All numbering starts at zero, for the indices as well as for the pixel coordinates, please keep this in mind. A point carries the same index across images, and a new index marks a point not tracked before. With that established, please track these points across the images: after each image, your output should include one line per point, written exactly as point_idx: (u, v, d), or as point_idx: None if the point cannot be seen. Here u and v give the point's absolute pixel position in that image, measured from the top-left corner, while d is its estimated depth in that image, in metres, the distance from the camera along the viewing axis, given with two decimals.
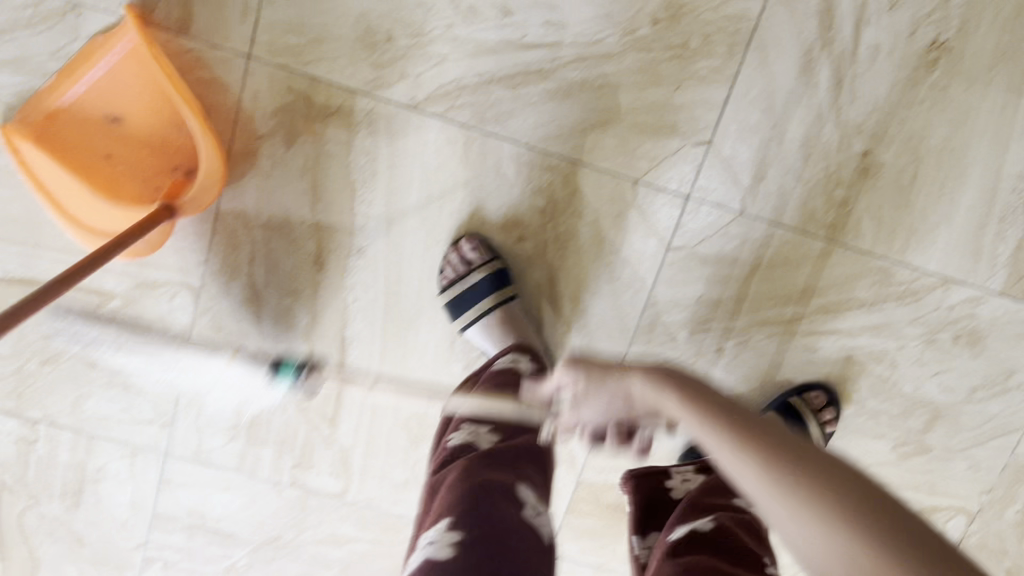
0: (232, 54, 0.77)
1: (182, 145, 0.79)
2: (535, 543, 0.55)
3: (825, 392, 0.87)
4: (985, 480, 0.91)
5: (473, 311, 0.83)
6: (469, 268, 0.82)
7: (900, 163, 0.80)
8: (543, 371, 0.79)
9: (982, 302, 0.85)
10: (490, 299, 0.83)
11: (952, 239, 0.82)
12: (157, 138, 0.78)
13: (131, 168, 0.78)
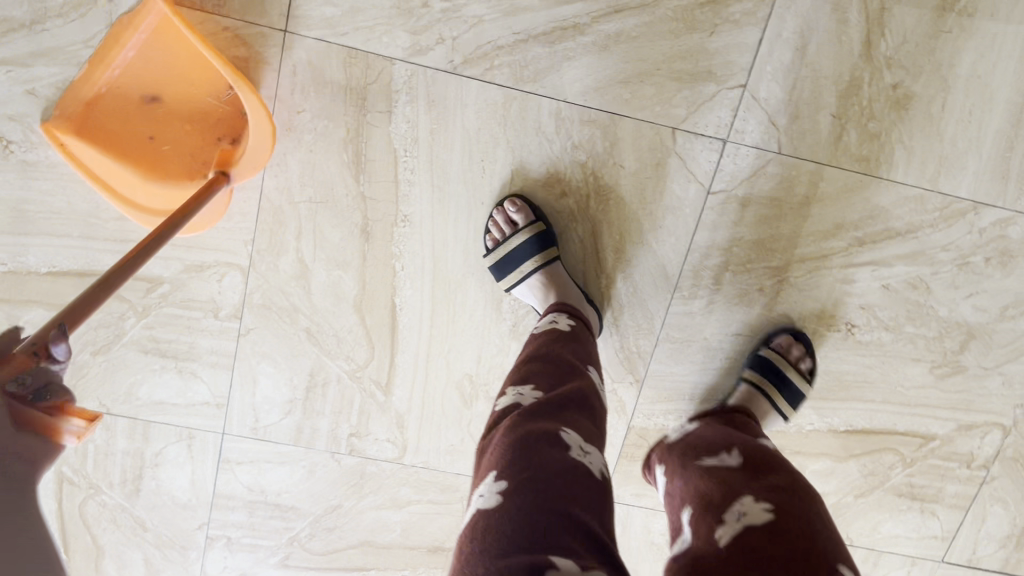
0: (269, 29, 0.78)
1: (223, 112, 0.80)
2: (589, 483, 0.51)
3: (787, 330, 0.89)
4: (1018, 393, 0.95)
5: (518, 272, 0.84)
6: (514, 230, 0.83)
7: (930, 93, 0.82)
8: (581, 325, 0.77)
9: (1012, 223, 0.88)
10: (535, 260, 0.83)
11: (982, 164, 0.85)
12: (199, 108, 0.79)
13: (178, 144, 0.79)
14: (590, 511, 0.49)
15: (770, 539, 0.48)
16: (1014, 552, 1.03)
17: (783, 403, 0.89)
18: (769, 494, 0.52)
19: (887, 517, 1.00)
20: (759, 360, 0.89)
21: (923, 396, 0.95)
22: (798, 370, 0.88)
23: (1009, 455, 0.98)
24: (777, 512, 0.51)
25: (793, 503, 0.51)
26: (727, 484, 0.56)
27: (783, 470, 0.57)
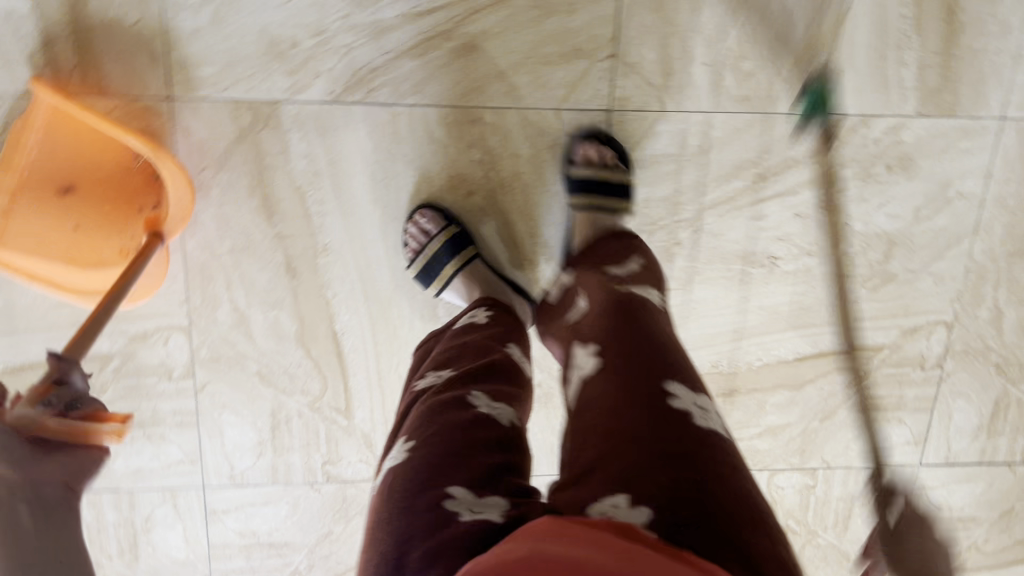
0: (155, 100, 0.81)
1: (133, 184, 0.86)
2: (494, 428, 0.56)
3: (591, 141, 0.84)
4: (952, 288, 0.98)
5: (443, 276, 0.87)
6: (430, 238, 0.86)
7: (792, 23, 0.85)
8: (499, 312, 0.81)
9: (904, 128, 0.90)
10: (456, 261, 0.87)
11: (860, 79, 0.88)
12: (111, 186, 0.85)
13: (100, 227, 0.84)
14: (488, 442, 0.54)
15: (608, 386, 0.55)
16: (987, 440, 1.05)
17: (623, 204, 0.85)
18: (605, 341, 0.59)
19: (857, 433, 1.03)
20: (576, 180, 0.85)
21: (862, 311, 0.97)
22: (613, 170, 0.83)
23: (959, 350, 1.00)
24: (610, 356, 0.57)
25: (624, 342, 0.58)
26: (578, 344, 0.63)
27: (622, 306, 0.62)
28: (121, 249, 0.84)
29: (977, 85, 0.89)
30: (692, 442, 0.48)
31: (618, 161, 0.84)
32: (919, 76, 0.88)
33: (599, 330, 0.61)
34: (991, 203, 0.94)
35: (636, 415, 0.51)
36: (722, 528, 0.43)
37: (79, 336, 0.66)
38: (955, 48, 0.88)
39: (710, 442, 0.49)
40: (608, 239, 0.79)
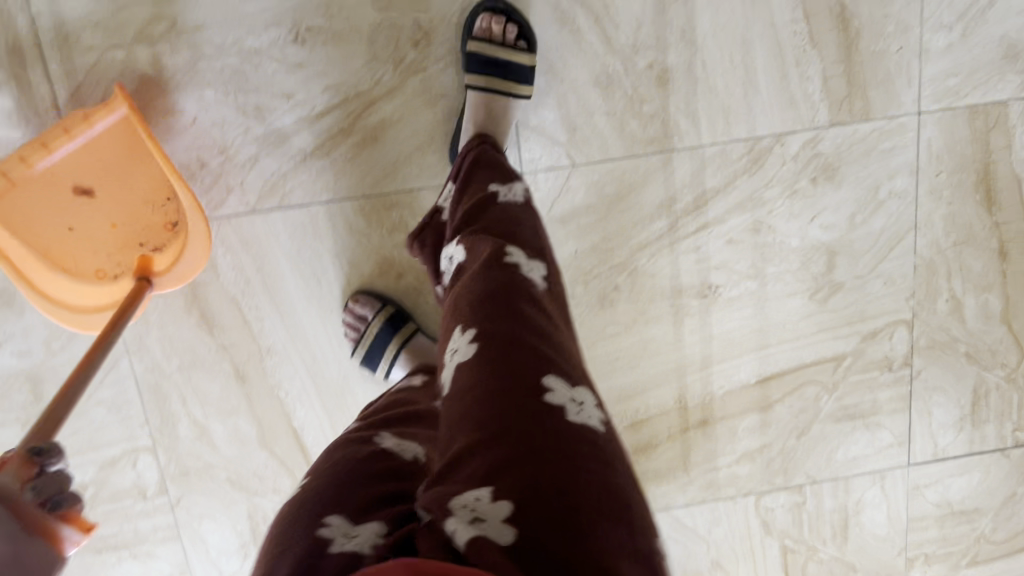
0: None
1: (152, 221, 0.84)
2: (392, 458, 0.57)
3: (488, 12, 0.81)
4: (905, 287, 0.96)
5: (388, 356, 0.88)
6: (368, 322, 0.87)
7: (685, 59, 0.86)
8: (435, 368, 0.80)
9: (820, 139, 0.90)
10: (398, 339, 0.88)
11: (765, 100, 0.88)
12: (127, 210, 0.83)
13: (96, 240, 0.83)
14: (381, 470, 0.55)
15: (478, 374, 0.55)
16: (973, 430, 1.03)
17: (521, 87, 0.83)
18: (475, 313, 0.61)
19: (838, 444, 1.01)
20: (472, 54, 0.82)
21: (816, 323, 0.97)
22: (508, 46, 0.81)
23: (924, 345, 0.99)
24: (482, 340, 0.57)
25: (491, 316, 0.59)
26: (455, 318, 0.63)
27: (489, 269, 0.64)
28: (102, 271, 0.83)
29: (886, 85, 0.89)
30: (552, 435, 0.49)
31: (515, 33, 0.82)
32: (824, 87, 0.88)
33: (475, 306, 0.61)
34: (925, 197, 0.93)
35: (501, 406, 0.51)
36: (582, 521, 0.44)
37: (99, 339, 0.67)
38: (857, 54, 0.87)
39: (574, 433, 0.50)
40: (487, 149, 0.79)
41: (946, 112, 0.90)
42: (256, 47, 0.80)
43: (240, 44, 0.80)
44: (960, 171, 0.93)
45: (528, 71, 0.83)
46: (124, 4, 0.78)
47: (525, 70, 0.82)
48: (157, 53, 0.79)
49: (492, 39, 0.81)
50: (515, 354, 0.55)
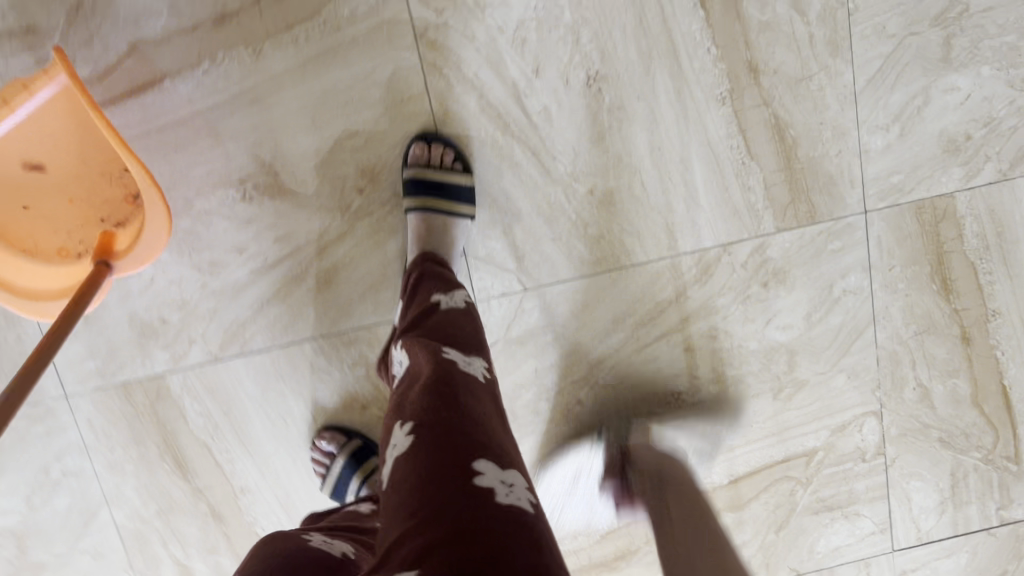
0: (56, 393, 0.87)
1: (110, 195, 0.82)
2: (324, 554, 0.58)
3: (423, 140, 0.83)
4: (869, 379, 0.97)
5: (353, 491, 0.89)
6: (333, 458, 0.88)
7: (625, 182, 0.88)
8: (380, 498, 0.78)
9: (768, 245, 0.91)
10: (361, 474, 0.89)
11: (709, 213, 0.89)
12: (86, 187, 0.81)
13: (55, 218, 0.81)
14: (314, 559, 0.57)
15: (412, 464, 0.55)
16: (956, 511, 1.02)
17: (463, 207, 0.85)
18: (412, 410, 0.61)
19: (819, 535, 1.01)
20: (413, 182, 0.83)
21: (784, 420, 0.97)
22: (446, 169, 0.83)
23: (895, 434, 0.99)
24: (418, 430, 0.58)
25: (425, 409, 0.60)
26: (394, 417, 0.63)
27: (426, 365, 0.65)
28: (64, 251, 0.81)
29: (829, 188, 0.90)
30: (483, 519, 0.50)
31: (451, 157, 0.84)
32: (767, 196, 0.89)
33: (414, 400, 0.62)
34: (880, 291, 0.94)
35: (432, 492, 0.52)
36: None
37: (53, 332, 0.62)
38: (796, 162, 0.89)
39: (504, 515, 0.51)
40: (431, 260, 0.81)
41: (893, 208, 0.91)
42: (205, 208, 0.83)
43: (190, 206, 0.83)
44: (914, 263, 0.93)
45: (468, 190, 0.85)
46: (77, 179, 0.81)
47: (464, 188, 0.85)
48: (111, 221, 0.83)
49: (431, 166, 0.83)
50: (448, 440, 0.56)
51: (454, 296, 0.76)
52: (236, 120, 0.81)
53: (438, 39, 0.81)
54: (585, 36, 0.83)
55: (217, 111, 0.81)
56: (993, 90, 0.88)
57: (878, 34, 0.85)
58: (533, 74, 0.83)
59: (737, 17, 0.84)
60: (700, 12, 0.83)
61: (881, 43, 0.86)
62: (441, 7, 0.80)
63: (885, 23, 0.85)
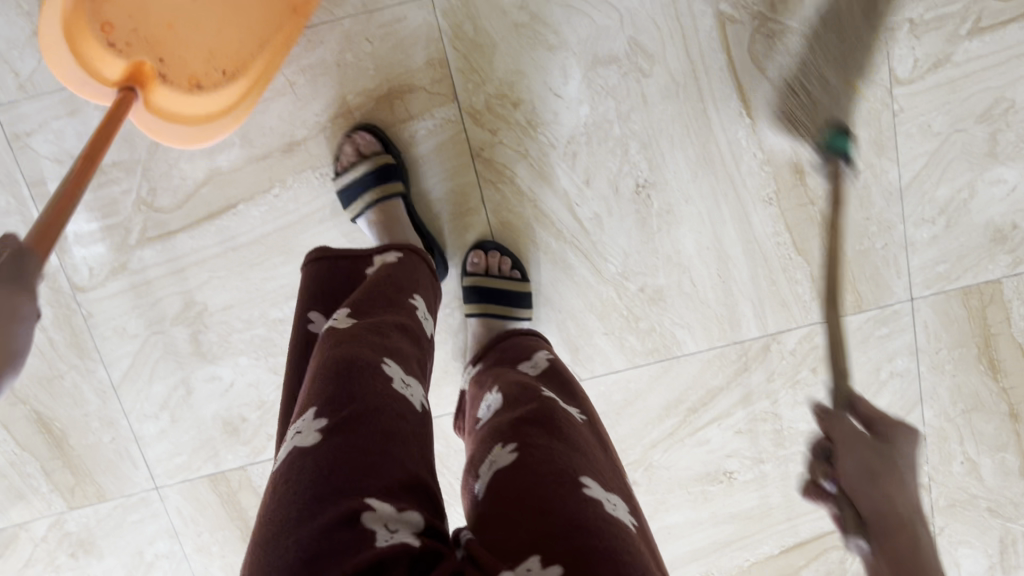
0: (146, 485, 0.93)
1: (190, 67, 0.75)
2: (406, 408, 0.58)
3: (480, 249, 0.88)
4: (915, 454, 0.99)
5: (361, 203, 0.82)
6: (360, 157, 0.81)
7: (674, 279, 0.91)
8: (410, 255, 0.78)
9: (817, 333, 0.93)
10: (374, 195, 0.82)
11: (756, 305, 0.92)
12: (188, 39, 0.75)
13: (141, 14, 0.73)
14: (393, 409, 0.57)
15: (514, 479, 0.55)
16: None
17: (520, 310, 0.88)
18: (511, 427, 0.61)
19: None
20: (470, 289, 0.88)
21: None
22: (500, 274, 0.86)
23: (944, 505, 1.00)
24: (522, 450, 0.58)
25: (528, 430, 0.60)
26: (493, 434, 0.63)
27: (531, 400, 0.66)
28: (108, 30, 0.71)
29: (874, 278, 0.92)
30: (595, 523, 0.51)
31: (505, 263, 0.87)
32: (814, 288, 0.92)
33: (508, 427, 0.62)
34: (927, 373, 0.96)
35: (541, 499, 0.52)
36: None
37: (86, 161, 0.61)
38: (843, 254, 0.91)
39: (610, 525, 0.51)
40: (514, 333, 0.84)
41: (939, 295, 0.93)
42: (280, 317, 0.89)
43: (266, 315, 0.88)
44: (961, 346, 0.95)
45: (526, 292, 0.87)
46: (159, 297, 0.87)
47: (522, 292, 0.87)
48: (194, 332, 0.88)
49: (485, 274, 0.87)
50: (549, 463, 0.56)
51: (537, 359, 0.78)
52: (306, 236, 0.86)
53: (492, 156, 0.85)
54: (634, 146, 0.86)
55: (288, 230, 0.86)
56: None
57: (923, 133, 0.87)
58: (583, 185, 0.87)
59: None
60: (746, 120, 0.85)
61: (925, 141, 0.87)
62: (496, 127, 0.84)
63: (929, 123, 0.87)
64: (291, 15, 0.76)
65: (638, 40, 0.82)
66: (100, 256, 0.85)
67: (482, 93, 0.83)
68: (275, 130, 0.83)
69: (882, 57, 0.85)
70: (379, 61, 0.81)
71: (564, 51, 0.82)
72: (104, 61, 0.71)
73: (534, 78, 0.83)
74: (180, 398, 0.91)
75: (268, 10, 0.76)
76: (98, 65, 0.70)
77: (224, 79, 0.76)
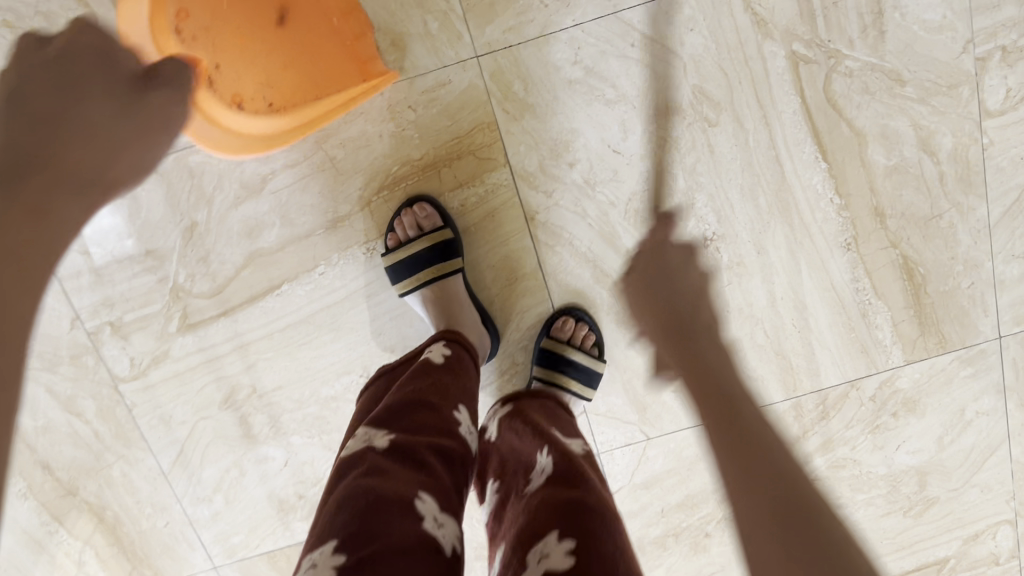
0: (204, 567, 0.89)
1: (245, 86, 0.64)
2: (431, 555, 0.52)
3: (567, 313, 0.81)
4: (1003, 491, 0.94)
5: (416, 280, 0.77)
6: (420, 233, 0.76)
7: (746, 331, 0.85)
8: (457, 349, 0.74)
9: (897, 377, 0.88)
10: (432, 271, 0.77)
11: (835, 353, 0.86)
12: (256, 56, 0.64)
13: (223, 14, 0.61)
14: (418, 555, 0.52)
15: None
16: None
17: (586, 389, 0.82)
18: (569, 519, 0.51)
19: None
20: (542, 355, 0.81)
21: (916, 535, 0.95)
22: (584, 350, 0.80)
23: None
24: (581, 558, 0.47)
25: (587, 533, 0.49)
26: (544, 516, 0.52)
27: (592, 489, 0.56)
28: (182, 17, 0.57)
29: (960, 319, 0.86)
30: None
31: (587, 337, 0.81)
32: (896, 332, 0.85)
33: (561, 516, 0.51)
34: (1015, 409, 0.90)
35: None
36: None
37: None
38: (926, 296, 0.84)
39: None
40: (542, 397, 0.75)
41: None
42: (331, 394, 0.84)
43: (317, 394, 0.84)
44: None
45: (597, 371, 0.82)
46: (206, 381, 0.83)
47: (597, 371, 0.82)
48: (243, 415, 0.84)
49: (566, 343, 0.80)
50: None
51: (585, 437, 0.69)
52: (354, 312, 0.81)
53: (548, 219, 0.79)
54: (700, 200, 0.80)
55: (336, 307, 0.81)
56: None
57: (1015, 165, 0.80)
58: None
59: (862, 165, 0.79)
60: (822, 165, 0.78)
61: (1017, 174, 0.80)
62: (551, 189, 0.78)
63: (1022, 154, 0.79)
64: (359, 80, 0.71)
65: (701, 88, 0.76)
66: (142, 345, 0.82)
67: (535, 155, 0.77)
68: (316, 207, 0.77)
69: (971, 88, 0.77)
70: (424, 129, 0.76)
71: (622, 105, 0.76)
72: (168, 42, 0.56)
73: (590, 135, 0.77)
74: (234, 479, 0.87)
75: (343, 65, 0.71)
76: (160, 43, 0.56)
77: (271, 115, 0.67)
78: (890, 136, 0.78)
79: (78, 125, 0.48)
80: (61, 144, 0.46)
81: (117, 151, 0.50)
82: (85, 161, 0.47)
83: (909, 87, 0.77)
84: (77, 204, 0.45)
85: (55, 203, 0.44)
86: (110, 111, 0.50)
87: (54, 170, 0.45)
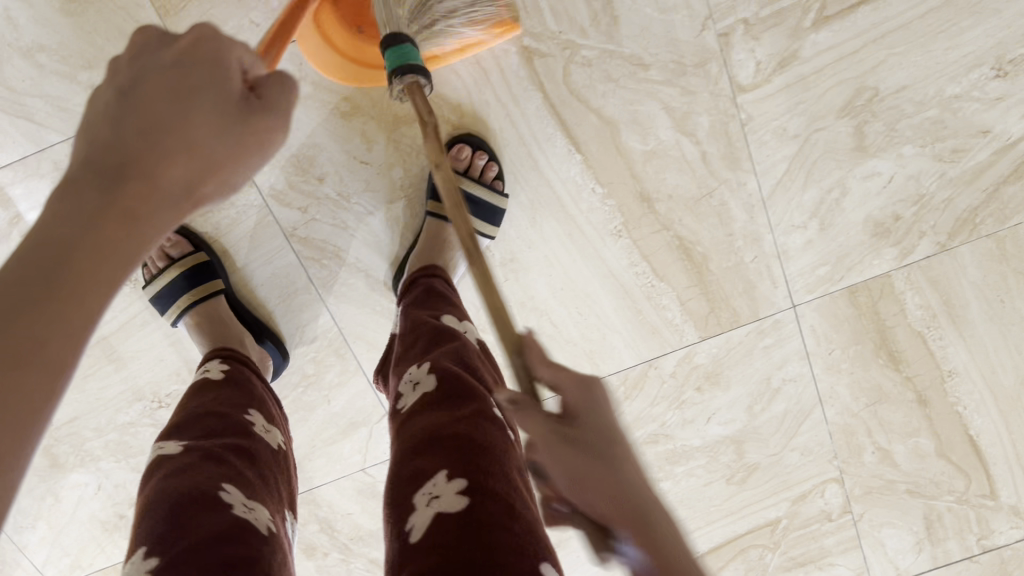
0: None
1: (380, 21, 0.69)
2: (250, 539, 0.50)
3: (469, 141, 0.78)
4: (822, 452, 0.89)
5: (173, 308, 0.78)
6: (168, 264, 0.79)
7: (532, 323, 0.85)
8: (235, 365, 0.71)
9: (696, 352, 0.86)
10: (187, 297, 0.77)
11: (627, 335, 0.85)
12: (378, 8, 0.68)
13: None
14: (238, 543, 0.48)
15: (449, 542, 0.44)
16: (934, 548, 0.90)
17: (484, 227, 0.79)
18: (456, 447, 0.50)
19: None
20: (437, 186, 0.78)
21: (742, 501, 0.91)
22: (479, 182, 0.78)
23: (860, 494, 0.89)
24: (472, 495, 0.46)
25: (483, 458, 0.49)
26: (432, 444, 0.51)
27: (473, 399, 0.55)
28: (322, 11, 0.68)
29: (751, 292, 0.84)
30: None
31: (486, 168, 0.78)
32: (685, 310, 0.84)
33: (443, 450, 0.50)
34: (823, 375, 0.86)
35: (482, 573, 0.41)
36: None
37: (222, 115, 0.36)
38: (709, 274, 0.83)
39: None
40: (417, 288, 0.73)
41: (825, 299, 0.84)
42: (128, 420, 0.85)
43: (114, 421, 0.85)
44: (856, 343, 0.85)
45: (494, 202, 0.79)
46: None
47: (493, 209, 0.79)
48: (47, 446, 0.86)
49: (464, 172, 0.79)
50: (492, 530, 0.44)
51: (469, 328, 0.68)
52: (135, 339, 0.83)
53: (309, 234, 0.79)
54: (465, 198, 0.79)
55: (114, 337, 0.83)
56: (919, 168, 0.79)
57: (779, 138, 0.78)
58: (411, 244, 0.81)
59: (617, 154, 0.78)
60: (576, 156, 0.78)
61: (783, 146, 0.79)
62: (305, 205, 0.78)
63: (783, 126, 0.78)
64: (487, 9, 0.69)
65: (438, 92, 0.77)
66: None
67: (281, 172, 0.77)
68: None
69: (719, 65, 0.76)
70: None
71: (360, 116, 0.75)
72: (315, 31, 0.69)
73: (331, 147, 0.76)
74: (51, 506, 0.88)
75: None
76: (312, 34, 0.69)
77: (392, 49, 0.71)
78: (642, 121, 0.77)
79: (179, 134, 0.35)
80: (163, 158, 0.34)
81: (227, 172, 0.37)
82: (182, 182, 0.35)
83: (652, 71, 0.76)
84: (168, 220, 0.34)
85: (145, 212, 0.33)
86: (220, 129, 0.36)
87: (139, 186, 0.33)
